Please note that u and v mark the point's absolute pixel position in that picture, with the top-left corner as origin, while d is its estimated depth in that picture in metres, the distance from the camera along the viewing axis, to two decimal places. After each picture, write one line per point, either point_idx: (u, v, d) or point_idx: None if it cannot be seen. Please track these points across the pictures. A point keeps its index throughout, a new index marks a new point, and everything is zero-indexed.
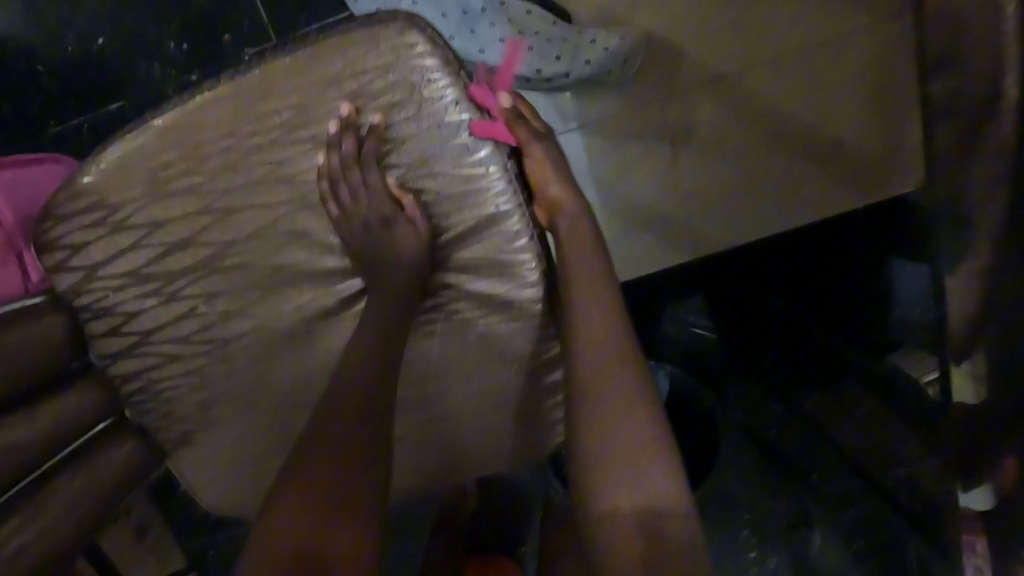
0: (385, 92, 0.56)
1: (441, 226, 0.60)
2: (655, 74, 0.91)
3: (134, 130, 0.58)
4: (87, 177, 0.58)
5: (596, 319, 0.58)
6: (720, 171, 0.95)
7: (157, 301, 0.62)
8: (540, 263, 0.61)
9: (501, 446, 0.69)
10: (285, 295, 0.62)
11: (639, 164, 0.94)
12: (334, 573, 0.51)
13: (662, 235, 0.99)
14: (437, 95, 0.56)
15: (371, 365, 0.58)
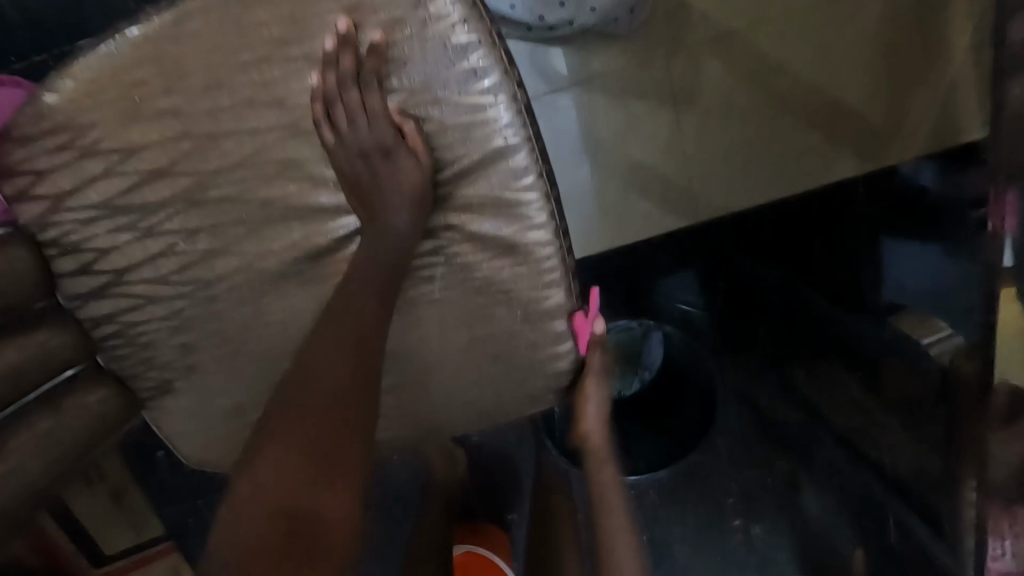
0: (387, 6, 0.52)
1: (444, 160, 0.57)
2: (655, 45, 1.08)
3: (103, 43, 0.53)
4: (51, 95, 0.54)
5: (597, 417, 0.63)
6: (707, 131, 1.11)
7: (133, 236, 0.58)
8: (550, 203, 0.58)
9: (499, 396, 0.67)
10: (272, 233, 0.58)
11: (632, 122, 1.10)
12: (318, 529, 0.52)
13: (652, 194, 1.14)
14: (441, 13, 0.52)
15: (360, 321, 0.56)
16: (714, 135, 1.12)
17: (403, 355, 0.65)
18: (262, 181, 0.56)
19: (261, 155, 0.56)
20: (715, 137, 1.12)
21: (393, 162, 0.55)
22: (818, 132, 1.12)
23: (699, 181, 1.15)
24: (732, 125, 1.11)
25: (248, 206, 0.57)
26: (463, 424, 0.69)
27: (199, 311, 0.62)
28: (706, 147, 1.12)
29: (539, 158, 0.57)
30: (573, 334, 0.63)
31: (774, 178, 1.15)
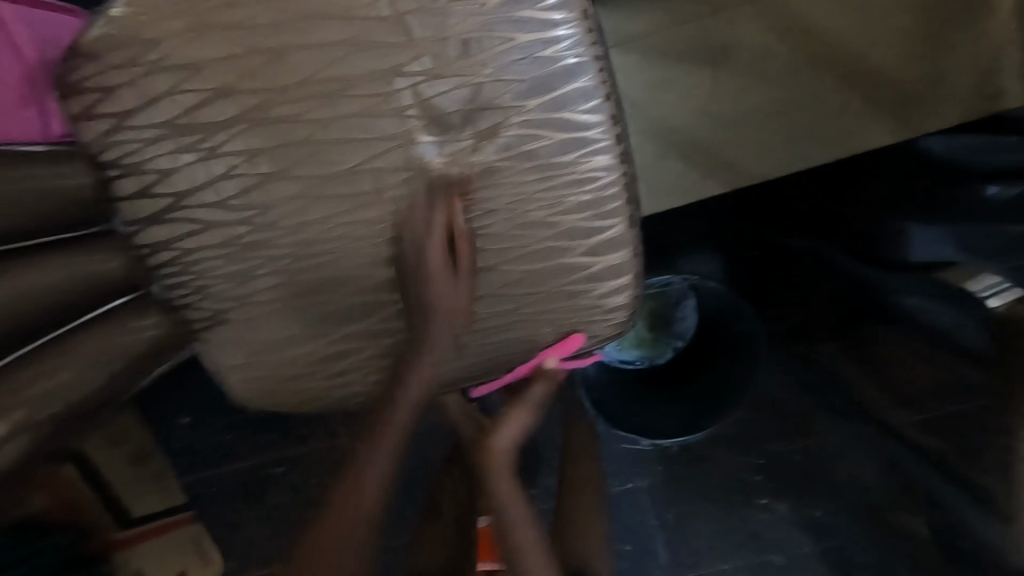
0: None
1: (505, 79, 0.55)
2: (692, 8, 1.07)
3: None
4: (116, 9, 0.54)
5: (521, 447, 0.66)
6: (749, 95, 1.09)
7: (194, 157, 0.58)
8: (614, 127, 0.58)
9: (552, 335, 0.65)
10: (334, 156, 0.58)
11: (669, 87, 1.10)
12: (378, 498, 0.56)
13: (689, 160, 1.12)
14: None
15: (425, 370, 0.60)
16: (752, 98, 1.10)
17: (453, 291, 0.63)
18: (324, 102, 0.56)
19: (324, 75, 0.56)
20: (753, 100, 1.09)
21: (450, 276, 0.60)
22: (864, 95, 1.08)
23: (736, 149, 1.11)
24: (772, 87, 1.08)
25: (308, 128, 0.57)
26: (509, 370, 0.67)
27: (255, 237, 0.61)
28: (744, 111, 1.10)
29: (607, 79, 0.56)
30: (630, 267, 0.63)
31: (818, 145, 1.10)
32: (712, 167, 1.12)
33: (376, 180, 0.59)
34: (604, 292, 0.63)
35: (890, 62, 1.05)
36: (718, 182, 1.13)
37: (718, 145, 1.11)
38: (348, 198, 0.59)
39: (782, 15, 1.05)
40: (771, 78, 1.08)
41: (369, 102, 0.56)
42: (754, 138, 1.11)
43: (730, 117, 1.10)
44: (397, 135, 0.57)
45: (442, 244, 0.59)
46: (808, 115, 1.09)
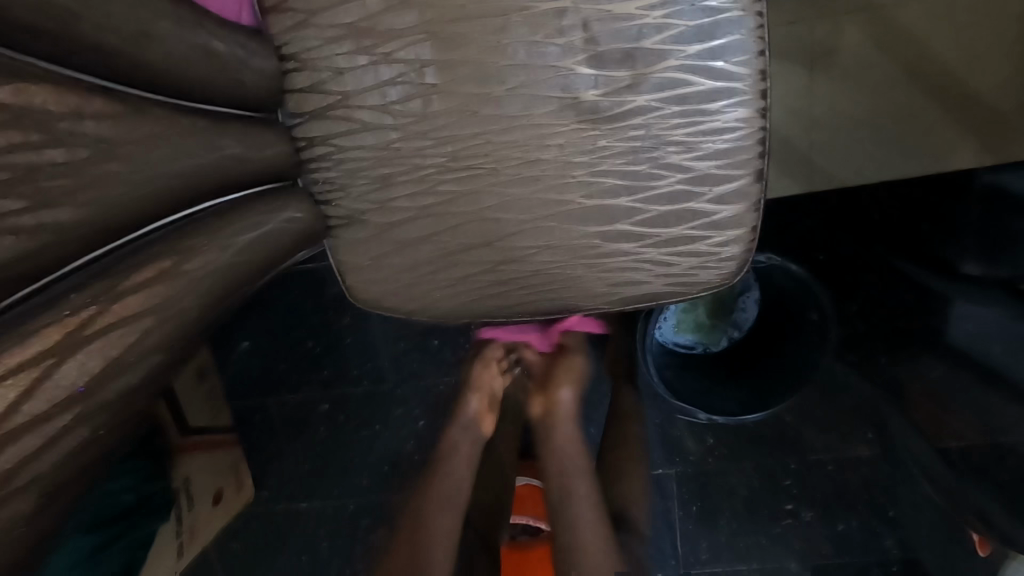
0: None
1: (670, 24, 0.59)
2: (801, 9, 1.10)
3: None
4: None
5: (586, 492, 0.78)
6: (842, 100, 1.12)
7: (368, 61, 0.63)
8: (761, 83, 0.62)
9: (666, 278, 0.68)
10: (494, 76, 0.62)
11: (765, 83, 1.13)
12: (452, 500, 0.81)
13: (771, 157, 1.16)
14: None
15: (470, 439, 0.85)
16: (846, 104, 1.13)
17: (581, 222, 0.66)
18: (496, 27, 0.61)
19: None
20: (843, 106, 1.13)
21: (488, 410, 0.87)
22: (959, 114, 1.10)
23: (819, 152, 1.15)
24: (865, 96, 1.12)
25: (477, 50, 0.62)
26: (614, 306, 0.72)
27: (409, 144, 0.65)
28: (835, 114, 1.13)
29: (763, 35, 0.60)
30: (750, 220, 0.66)
31: (902, 157, 1.13)
32: (794, 166, 1.16)
33: (528, 107, 0.63)
34: (722, 241, 0.67)
35: (983, 87, 1.09)
36: (797, 182, 1.16)
37: (803, 146, 1.15)
38: (502, 119, 0.64)
39: (887, 27, 1.09)
40: (866, 87, 1.11)
41: (540, 31, 0.61)
42: (839, 143, 1.14)
43: (820, 119, 1.13)
44: (560, 66, 0.61)
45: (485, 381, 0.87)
46: (897, 127, 1.12)
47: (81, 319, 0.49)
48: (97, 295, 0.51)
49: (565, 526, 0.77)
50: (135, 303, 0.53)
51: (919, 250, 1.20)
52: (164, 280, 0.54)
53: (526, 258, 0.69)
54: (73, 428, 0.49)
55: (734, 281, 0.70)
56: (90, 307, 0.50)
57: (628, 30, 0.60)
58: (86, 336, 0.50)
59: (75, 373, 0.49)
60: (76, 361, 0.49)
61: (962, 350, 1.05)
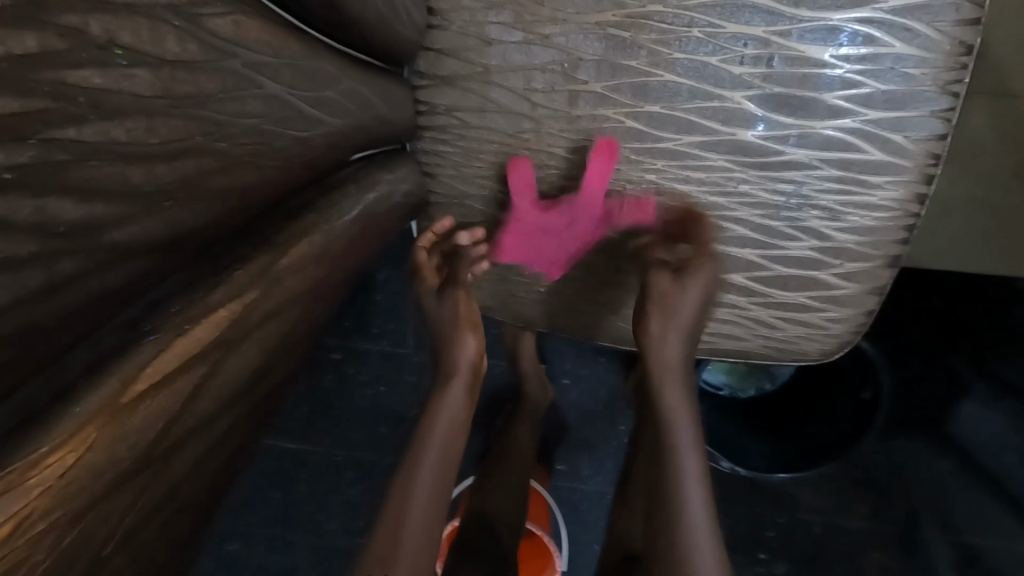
0: None
1: (855, 82, 0.54)
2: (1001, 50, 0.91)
3: None
4: None
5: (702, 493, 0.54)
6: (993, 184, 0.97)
7: (521, 38, 0.57)
8: (931, 167, 0.57)
9: (765, 339, 0.66)
10: (655, 90, 0.57)
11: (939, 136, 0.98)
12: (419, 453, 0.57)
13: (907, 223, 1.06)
14: None
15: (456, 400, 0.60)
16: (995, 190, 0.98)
17: None
18: (671, 38, 0.55)
19: (687, 9, 0.54)
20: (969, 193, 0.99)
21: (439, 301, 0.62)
22: None
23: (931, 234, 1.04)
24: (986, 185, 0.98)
25: (643, 58, 0.56)
26: (699, 351, 0.69)
27: (541, 138, 0.60)
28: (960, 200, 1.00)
29: (951, 118, 0.55)
30: (868, 304, 0.63)
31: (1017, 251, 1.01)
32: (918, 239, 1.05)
33: (679, 132, 0.58)
34: (834, 318, 0.63)
35: None
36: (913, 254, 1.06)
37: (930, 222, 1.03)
38: (648, 138, 0.59)
39: None
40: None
41: (718, 56, 0.55)
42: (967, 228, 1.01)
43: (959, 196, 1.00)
44: (727, 96, 0.56)
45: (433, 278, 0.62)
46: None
47: (239, 306, 0.41)
48: (255, 278, 0.42)
49: (668, 513, 0.53)
50: (287, 285, 0.45)
51: (975, 345, 1.10)
52: (310, 265, 0.46)
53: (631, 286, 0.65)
54: (228, 419, 0.43)
55: (830, 358, 0.67)
56: (251, 291, 0.42)
57: (813, 77, 0.55)
58: (250, 322, 0.42)
59: (236, 362, 0.42)
60: (237, 349, 0.42)
61: (975, 453, 1.07)
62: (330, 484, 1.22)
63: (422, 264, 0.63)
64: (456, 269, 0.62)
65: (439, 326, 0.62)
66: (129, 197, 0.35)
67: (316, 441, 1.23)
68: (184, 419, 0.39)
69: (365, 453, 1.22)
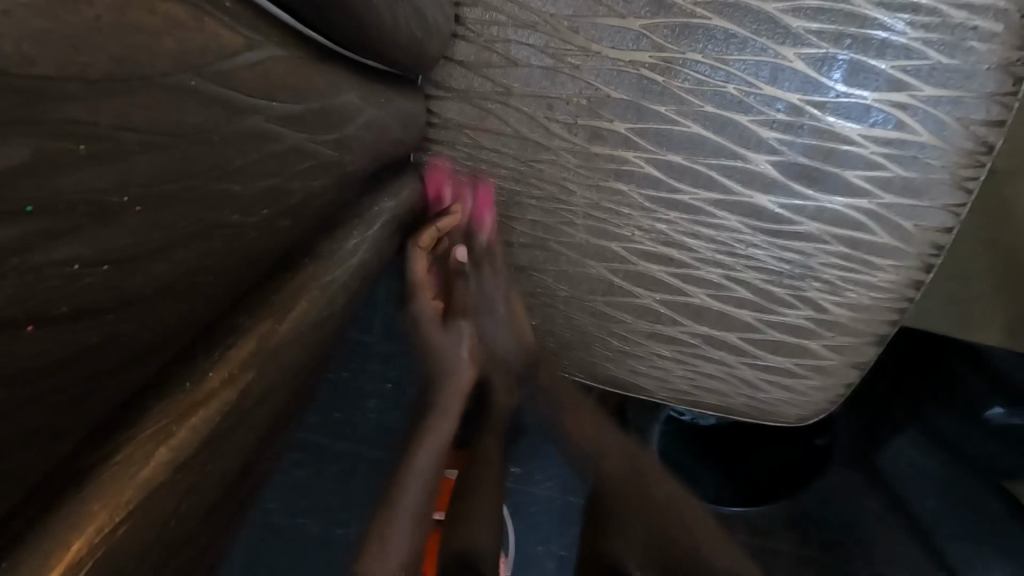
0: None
1: (876, 164, 0.54)
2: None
3: None
4: None
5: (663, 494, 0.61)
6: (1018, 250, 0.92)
7: (549, 64, 0.53)
8: (932, 256, 0.58)
9: (747, 396, 0.66)
10: (679, 140, 0.55)
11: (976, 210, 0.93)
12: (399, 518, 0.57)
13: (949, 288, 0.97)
14: (979, 36, 0.50)
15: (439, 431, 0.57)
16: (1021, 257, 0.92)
17: (693, 318, 0.62)
18: (706, 90, 0.53)
19: (727, 63, 0.52)
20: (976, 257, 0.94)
21: (445, 333, 0.60)
22: None
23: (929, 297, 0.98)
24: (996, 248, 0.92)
25: (672, 105, 0.54)
26: (680, 399, 0.68)
27: (556, 171, 0.57)
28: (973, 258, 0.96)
29: (960, 213, 0.56)
30: (849, 376, 0.64)
31: None
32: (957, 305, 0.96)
33: (696, 185, 0.56)
34: (814, 386, 0.65)
35: None
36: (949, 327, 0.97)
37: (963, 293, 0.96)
38: (664, 187, 0.57)
39: None
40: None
41: (748, 116, 0.53)
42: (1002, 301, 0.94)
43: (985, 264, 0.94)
44: (750, 158, 0.55)
45: (427, 295, 0.58)
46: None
47: (225, 396, 0.35)
48: (253, 353, 0.37)
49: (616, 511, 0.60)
50: (283, 358, 0.39)
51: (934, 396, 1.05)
52: (298, 315, 0.40)
53: (622, 330, 0.64)
54: (198, 519, 0.36)
55: (803, 422, 0.68)
56: (247, 372, 0.36)
57: (838, 153, 0.54)
58: (242, 406, 0.37)
59: (222, 448, 0.36)
60: (225, 436, 0.36)
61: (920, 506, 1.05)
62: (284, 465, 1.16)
63: (418, 278, 0.58)
64: (462, 296, 0.60)
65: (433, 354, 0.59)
66: (123, 285, 0.29)
67: None
68: (157, 528, 0.32)
69: (314, 437, 1.12)
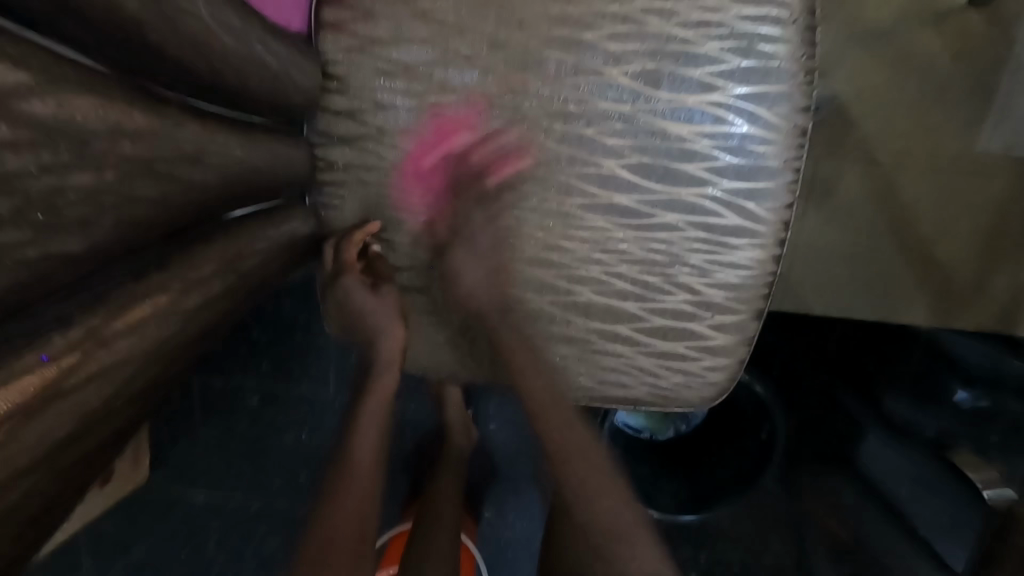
0: (717, 12, 0.58)
1: (710, 157, 0.61)
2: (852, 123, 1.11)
3: None
4: None
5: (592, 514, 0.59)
6: (847, 242, 1.15)
7: (414, 103, 0.61)
8: (781, 231, 0.64)
9: (649, 385, 0.69)
10: (537, 154, 0.62)
11: (823, 206, 1.14)
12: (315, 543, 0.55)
13: (817, 278, 1.17)
14: (767, 39, 0.58)
15: (387, 388, 0.65)
16: (851, 246, 1.15)
17: (584, 314, 0.67)
18: (552, 110, 0.60)
19: (564, 85, 0.60)
20: (819, 246, 1.15)
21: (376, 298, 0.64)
22: (927, 286, 1.15)
23: (800, 267, 1.15)
24: (851, 237, 1.14)
25: (526, 126, 0.61)
26: (592, 398, 0.71)
27: (436, 196, 0.63)
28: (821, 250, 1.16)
29: (795, 190, 0.63)
30: (739, 353, 0.68)
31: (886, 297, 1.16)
32: (819, 283, 1.16)
33: (562, 194, 0.63)
34: (710, 366, 0.68)
35: (962, 262, 1.13)
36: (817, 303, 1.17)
37: (817, 277, 1.16)
38: (534, 197, 0.63)
39: (909, 188, 1.12)
40: (873, 234, 1.15)
41: (592, 127, 0.61)
42: (843, 285, 1.16)
43: (830, 254, 1.15)
44: (603, 164, 0.62)
45: (353, 269, 0.63)
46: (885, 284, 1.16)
47: (60, 369, 0.37)
48: (82, 341, 0.39)
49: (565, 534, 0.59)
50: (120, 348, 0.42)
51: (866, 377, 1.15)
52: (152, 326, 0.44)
53: (523, 335, 0.68)
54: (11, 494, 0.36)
55: (711, 403, 0.71)
56: (74, 355, 0.38)
57: (675, 150, 0.61)
58: (64, 389, 0.38)
59: (44, 427, 0.37)
60: (48, 414, 0.37)
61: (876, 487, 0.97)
62: (244, 539, 1.10)
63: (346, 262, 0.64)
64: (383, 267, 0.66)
65: (370, 329, 0.64)
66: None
67: (225, 489, 1.11)
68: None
69: (278, 502, 1.11)
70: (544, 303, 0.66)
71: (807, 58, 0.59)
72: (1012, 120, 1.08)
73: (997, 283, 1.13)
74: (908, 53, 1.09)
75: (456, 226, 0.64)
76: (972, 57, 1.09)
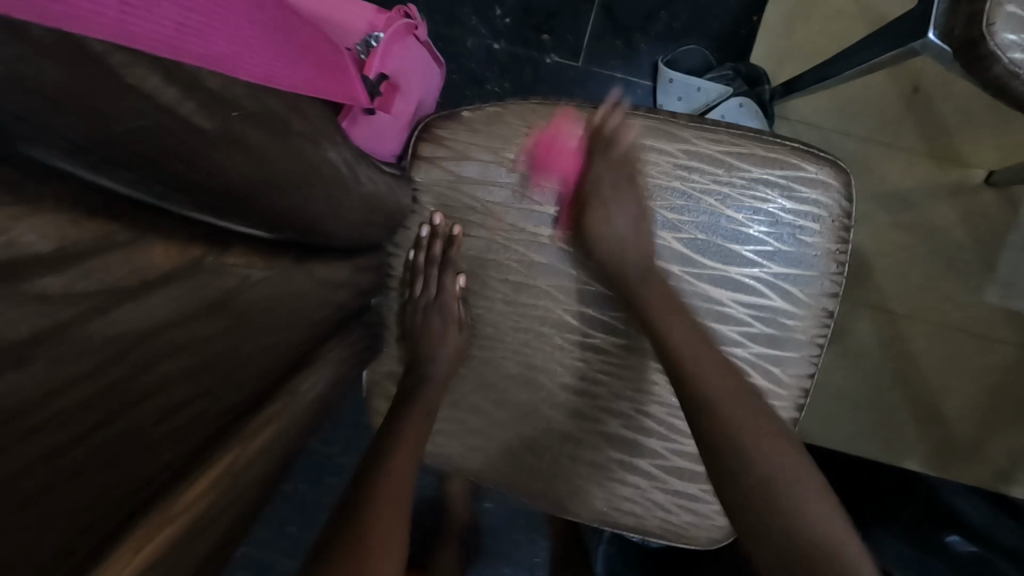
0: (767, 202, 0.66)
1: (746, 321, 0.67)
2: (870, 271, 1.19)
3: (566, 116, 0.67)
4: (507, 120, 0.67)
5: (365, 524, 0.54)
6: (855, 381, 1.19)
7: (488, 235, 0.68)
8: (801, 396, 0.69)
9: (661, 519, 0.72)
10: (588, 294, 0.68)
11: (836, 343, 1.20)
12: None
13: (824, 411, 1.20)
14: (807, 231, 0.66)
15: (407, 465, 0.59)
16: (858, 386, 1.19)
17: (608, 443, 0.71)
18: None
19: (622, 240, 0.67)
20: (828, 381, 1.20)
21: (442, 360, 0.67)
22: (929, 435, 1.18)
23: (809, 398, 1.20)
24: (859, 377, 1.19)
25: (581, 269, 0.68)
26: (604, 523, 0.73)
27: (493, 316, 0.70)
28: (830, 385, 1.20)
29: (817, 363, 0.69)
30: None
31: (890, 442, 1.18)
32: (825, 416, 1.19)
33: (605, 331, 0.69)
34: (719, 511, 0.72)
35: (962, 417, 1.18)
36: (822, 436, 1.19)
37: (824, 410, 1.19)
38: (580, 331, 0.69)
39: (916, 339, 1.19)
40: (881, 377, 1.19)
41: None
42: (849, 422, 1.19)
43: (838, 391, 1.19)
44: None
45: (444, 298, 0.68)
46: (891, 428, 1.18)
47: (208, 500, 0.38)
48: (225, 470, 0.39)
49: None
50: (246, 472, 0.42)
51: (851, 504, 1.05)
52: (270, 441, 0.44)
53: (550, 454, 0.72)
54: None
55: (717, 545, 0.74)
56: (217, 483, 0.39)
57: (714, 311, 0.67)
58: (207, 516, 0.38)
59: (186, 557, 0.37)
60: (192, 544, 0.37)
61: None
62: None
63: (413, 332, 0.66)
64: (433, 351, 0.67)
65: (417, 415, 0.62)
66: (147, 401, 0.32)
67: None
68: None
69: (267, 557, 1.10)
70: (574, 427, 0.71)
71: (841, 253, 0.66)
72: (1013, 288, 1.17)
73: (992, 442, 1.17)
74: (925, 218, 1.18)
75: (503, 346, 0.70)
76: (983, 230, 1.18)
